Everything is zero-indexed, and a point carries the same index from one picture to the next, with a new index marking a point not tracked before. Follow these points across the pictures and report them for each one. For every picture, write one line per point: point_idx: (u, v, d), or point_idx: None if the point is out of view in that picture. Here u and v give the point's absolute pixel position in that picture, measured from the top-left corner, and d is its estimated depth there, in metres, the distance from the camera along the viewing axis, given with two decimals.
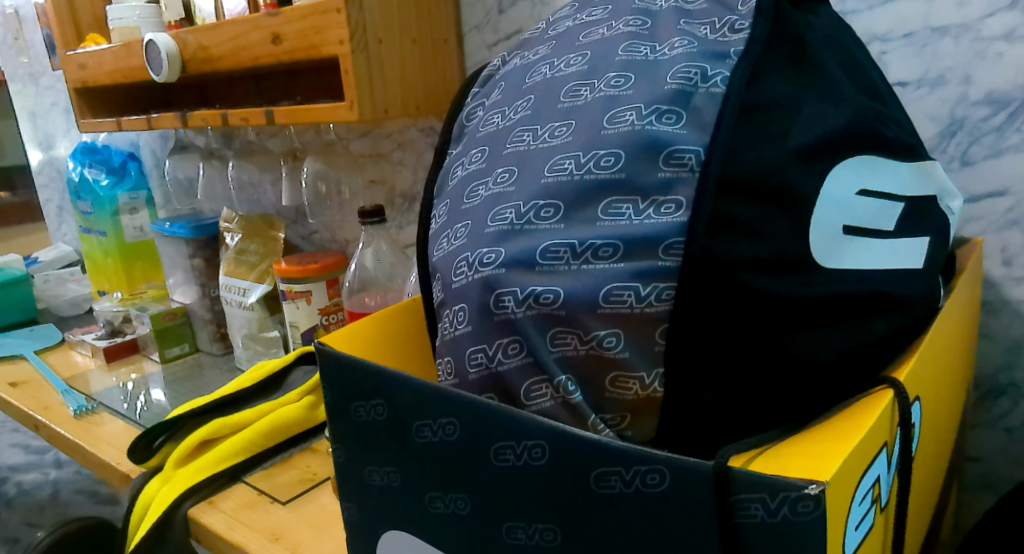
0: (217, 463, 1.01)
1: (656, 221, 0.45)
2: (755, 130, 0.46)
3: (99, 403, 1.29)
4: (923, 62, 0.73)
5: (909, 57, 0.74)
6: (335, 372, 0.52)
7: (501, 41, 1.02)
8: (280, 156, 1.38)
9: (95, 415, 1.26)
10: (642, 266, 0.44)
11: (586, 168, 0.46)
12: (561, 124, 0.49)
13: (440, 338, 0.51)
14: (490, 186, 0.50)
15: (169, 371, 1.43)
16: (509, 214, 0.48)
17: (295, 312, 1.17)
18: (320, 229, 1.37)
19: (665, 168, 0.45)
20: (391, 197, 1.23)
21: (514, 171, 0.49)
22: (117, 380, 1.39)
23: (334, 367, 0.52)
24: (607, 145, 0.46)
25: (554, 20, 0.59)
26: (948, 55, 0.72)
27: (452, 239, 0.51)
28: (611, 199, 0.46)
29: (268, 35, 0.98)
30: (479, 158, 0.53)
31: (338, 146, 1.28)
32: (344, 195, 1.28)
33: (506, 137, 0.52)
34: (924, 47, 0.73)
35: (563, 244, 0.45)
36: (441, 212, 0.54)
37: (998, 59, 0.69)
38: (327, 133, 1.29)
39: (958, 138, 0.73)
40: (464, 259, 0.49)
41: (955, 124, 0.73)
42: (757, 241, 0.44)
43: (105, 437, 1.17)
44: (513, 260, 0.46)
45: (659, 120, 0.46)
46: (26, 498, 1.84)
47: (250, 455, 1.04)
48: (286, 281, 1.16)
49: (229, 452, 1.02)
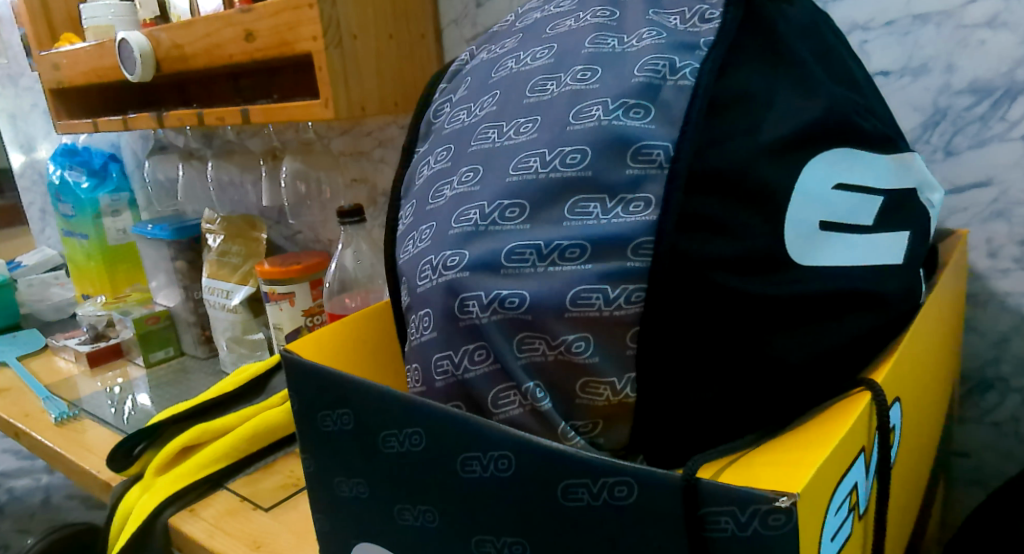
0: (199, 469, 0.99)
1: (625, 220, 0.43)
2: (725, 124, 0.44)
3: (82, 410, 1.27)
4: (905, 51, 0.71)
5: (890, 46, 0.72)
6: (302, 381, 0.51)
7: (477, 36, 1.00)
8: (261, 156, 1.36)
9: (78, 422, 1.24)
10: (612, 267, 0.42)
11: (552, 166, 0.45)
12: (526, 120, 0.47)
13: (406, 344, 0.50)
14: (455, 185, 0.48)
15: (154, 375, 1.41)
16: (472, 215, 0.46)
17: (278, 314, 1.15)
18: (303, 229, 1.35)
19: (633, 165, 0.44)
20: (372, 195, 1.21)
21: (479, 170, 0.48)
22: (102, 385, 1.37)
23: (301, 375, 0.50)
24: (573, 142, 0.45)
25: (522, 12, 0.57)
26: (929, 44, 0.70)
27: (417, 241, 0.49)
28: (577, 198, 0.44)
29: (241, 32, 0.96)
30: (445, 157, 0.51)
31: (317, 145, 1.26)
32: (325, 194, 1.27)
33: (471, 134, 0.50)
34: (906, 35, 0.71)
35: (528, 247, 0.44)
36: (407, 212, 0.53)
37: (981, 46, 0.68)
38: (306, 132, 1.27)
39: (941, 128, 0.72)
40: (428, 262, 0.47)
41: (938, 114, 0.71)
42: (730, 240, 0.43)
43: (88, 444, 1.16)
44: (477, 263, 0.44)
45: (626, 114, 0.44)
46: (18, 504, 1.82)
47: (232, 461, 1.02)
48: (268, 283, 1.14)
49: (210, 457, 1.00)
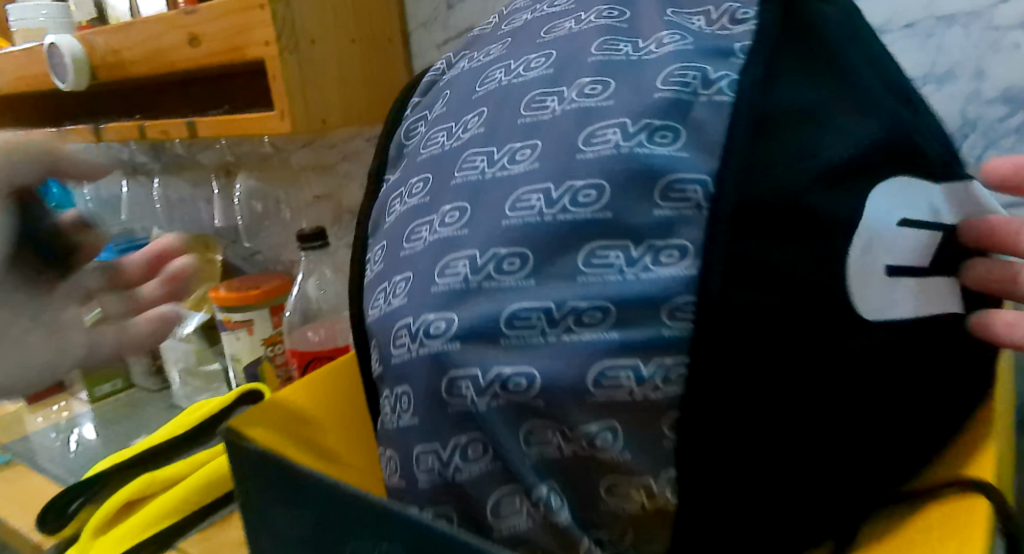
0: (142, 528, 0.86)
1: (657, 276, 0.34)
2: (776, 149, 0.35)
3: (16, 453, 1.14)
4: (932, 56, 0.64)
5: (915, 50, 0.64)
6: (252, 468, 0.42)
7: (449, 41, 0.90)
8: (214, 171, 1.24)
9: (11, 468, 1.11)
10: (645, 336, 0.34)
11: (560, 206, 0.35)
12: (523, 144, 0.37)
13: (380, 427, 0.40)
14: (434, 229, 0.38)
15: (99, 411, 1.29)
16: (458, 268, 0.36)
17: (236, 343, 1.04)
18: (262, 251, 1.23)
19: (663, 204, 0.34)
20: (337, 213, 1.11)
21: (464, 209, 0.38)
22: (40, 423, 1.24)
23: (252, 462, 0.42)
24: (587, 175, 0.35)
25: (509, 13, 0.47)
26: (964, 48, 0.62)
27: (390, 297, 0.39)
28: (594, 244, 0.35)
29: (185, 36, 0.85)
30: (421, 190, 0.41)
31: (275, 159, 1.15)
32: (285, 214, 1.16)
33: (454, 162, 0.40)
34: (931, 38, 0.63)
35: (536, 310, 0.34)
36: (376, 258, 0.43)
37: (1014, 50, 0.60)
38: (262, 146, 1.16)
39: (975, 142, 0.64)
40: (404, 327, 0.37)
41: (969, 125, 0.64)
42: (786, 297, 0.34)
43: (21, 495, 1.03)
44: (468, 331, 0.35)
45: (651, 139, 0.35)
46: None
47: (185, 515, 0.89)
48: (224, 309, 1.03)
49: (158, 512, 0.88)
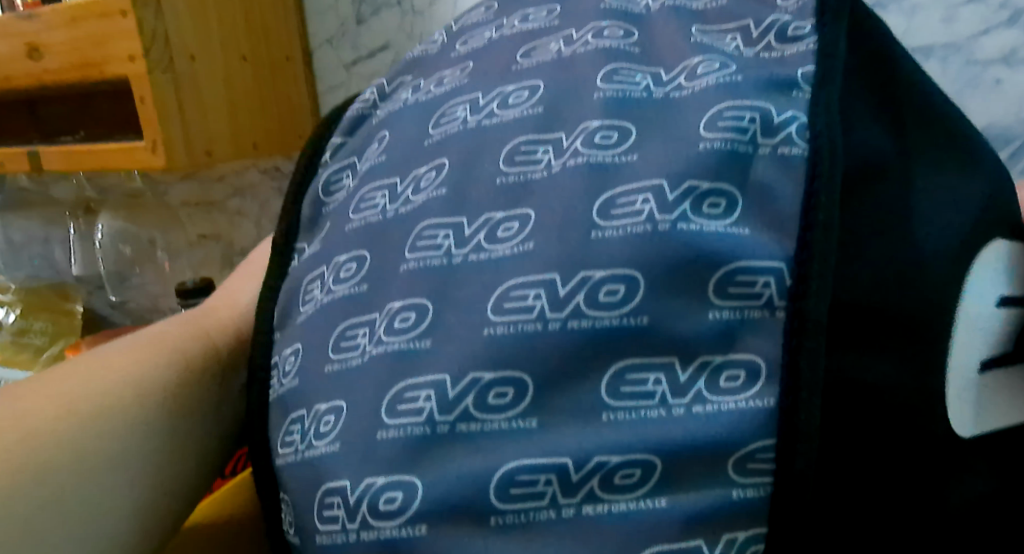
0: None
1: (719, 411, 0.23)
2: (868, 216, 0.25)
3: None
4: None
5: None
6: None
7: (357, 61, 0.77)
8: (70, 207, 1.04)
9: None
10: (705, 501, 0.23)
11: (570, 313, 0.24)
12: (506, 218, 0.26)
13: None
14: (378, 338, 0.26)
15: None
16: (419, 403, 0.24)
17: None
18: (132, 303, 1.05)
19: (722, 304, 0.23)
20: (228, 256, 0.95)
21: (420, 313, 0.25)
22: None
23: None
24: (610, 266, 0.24)
25: (462, 29, 0.34)
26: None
27: (312, 437, 0.27)
28: (625, 365, 0.23)
29: (22, 46, 0.69)
30: (350, 278, 0.28)
31: (148, 196, 0.98)
32: (161, 260, 0.99)
33: (405, 239, 0.27)
34: None
35: (541, 471, 0.23)
36: (282, 371, 0.29)
37: None
38: (131, 181, 0.98)
39: None
40: (338, 492, 0.25)
41: None
42: (890, 428, 0.24)
43: None
44: (445, 508, 0.24)
45: (697, 210, 0.24)
46: None
47: None
48: None
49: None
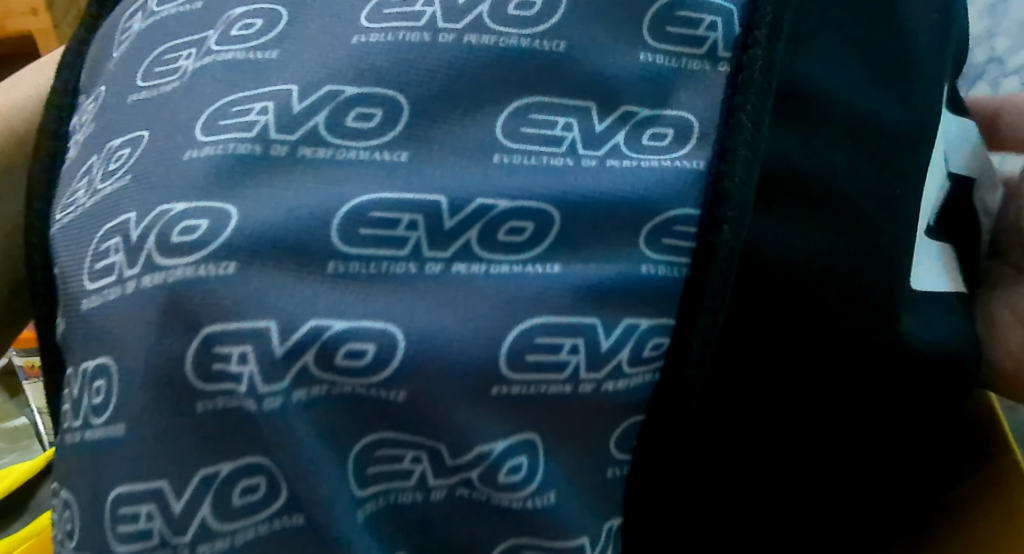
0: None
1: (639, 165, 0.21)
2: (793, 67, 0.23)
3: None
4: None
5: None
6: None
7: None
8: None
9: None
10: (636, 385, 0.21)
11: (495, 162, 0.20)
12: (410, 28, 0.20)
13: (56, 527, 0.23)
14: (214, 126, 0.20)
15: None
16: (173, 232, 0.19)
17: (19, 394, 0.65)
18: None
19: (648, 144, 0.21)
20: None
21: (292, 100, 0.20)
22: None
23: None
24: (554, 92, 0.21)
25: None
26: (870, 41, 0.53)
27: (137, 285, 0.20)
28: (545, 216, 0.20)
29: None
30: (248, 36, 0.22)
31: None
32: None
33: (226, 26, 0.23)
34: None
35: (373, 339, 0.19)
36: (107, 167, 0.23)
37: None
38: None
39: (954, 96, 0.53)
40: (219, 358, 0.19)
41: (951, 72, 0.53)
42: (809, 291, 0.22)
43: None
44: (339, 390, 0.19)
45: (659, 35, 0.21)
46: None
47: None
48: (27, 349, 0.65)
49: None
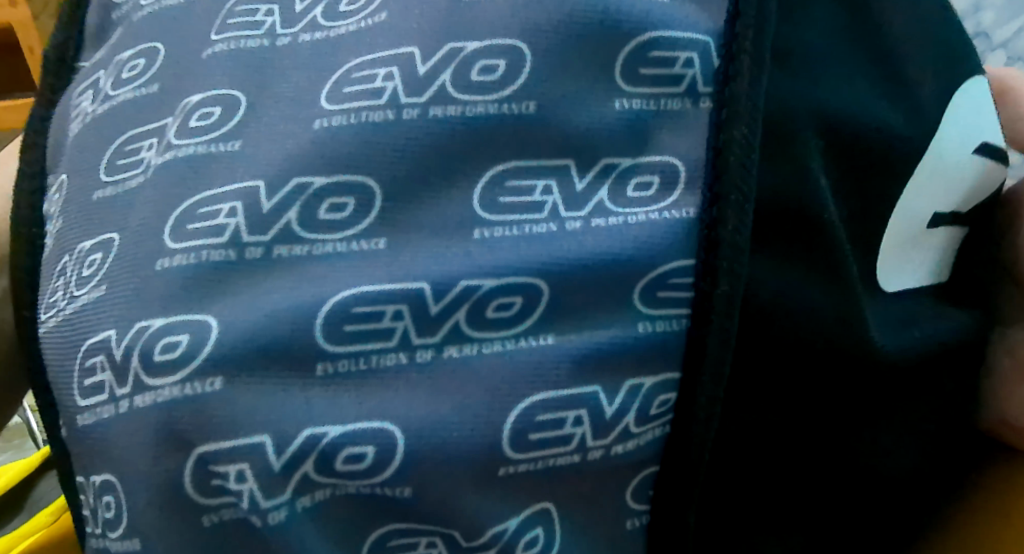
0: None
1: (627, 223, 0.20)
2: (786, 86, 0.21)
3: None
4: None
5: None
6: None
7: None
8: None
9: None
10: (645, 442, 0.20)
11: (476, 238, 0.19)
12: (373, 107, 0.19)
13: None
14: (193, 235, 0.20)
15: None
16: (157, 354, 0.19)
17: None
18: None
19: (636, 196, 0.20)
20: None
21: (261, 198, 0.19)
22: None
23: None
24: (528, 156, 0.20)
25: None
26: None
27: (136, 405, 0.20)
28: (536, 288, 0.19)
29: None
30: (207, 127, 0.21)
31: None
32: None
33: (185, 114, 0.22)
34: None
35: (369, 442, 0.19)
36: (79, 273, 0.22)
37: None
38: None
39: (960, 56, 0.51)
40: (219, 476, 0.19)
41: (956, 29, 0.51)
42: (812, 324, 0.21)
43: None
44: (342, 492, 0.19)
45: (636, 78, 0.20)
46: None
47: None
48: None
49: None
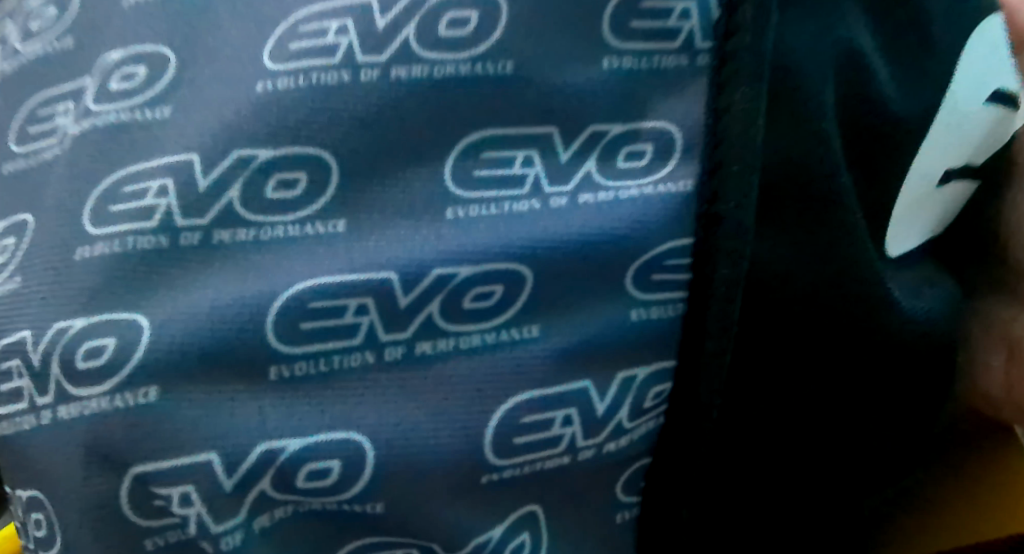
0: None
1: (615, 199, 0.17)
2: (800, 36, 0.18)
3: None
4: None
5: None
6: None
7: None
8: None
9: None
10: (639, 436, 0.19)
11: (447, 218, 0.17)
12: (325, 68, 0.17)
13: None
14: (116, 218, 0.17)
15: None
16: (82, 365, 0.17)
17: None
18: None
19: (629, 169, 0.18)
20: None
21: (196, 174, 0.17)
22: None
23: None
24: (504, 122, 0.17)
25: None
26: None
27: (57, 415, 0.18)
28: (517, 274, 0.17)
29: None
30: (128, 91, 0.18)
31: None
32: None
33: (102, 74, 0.19)
34: None
35: (331, 455, 0.17)
36: None
37: None
38: None
39: None
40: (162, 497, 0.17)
41: None
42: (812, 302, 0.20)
43: None
44: (298, 504, 0.17)
45: (622, 31, 0.17)
46: None
47: None
48: None
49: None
